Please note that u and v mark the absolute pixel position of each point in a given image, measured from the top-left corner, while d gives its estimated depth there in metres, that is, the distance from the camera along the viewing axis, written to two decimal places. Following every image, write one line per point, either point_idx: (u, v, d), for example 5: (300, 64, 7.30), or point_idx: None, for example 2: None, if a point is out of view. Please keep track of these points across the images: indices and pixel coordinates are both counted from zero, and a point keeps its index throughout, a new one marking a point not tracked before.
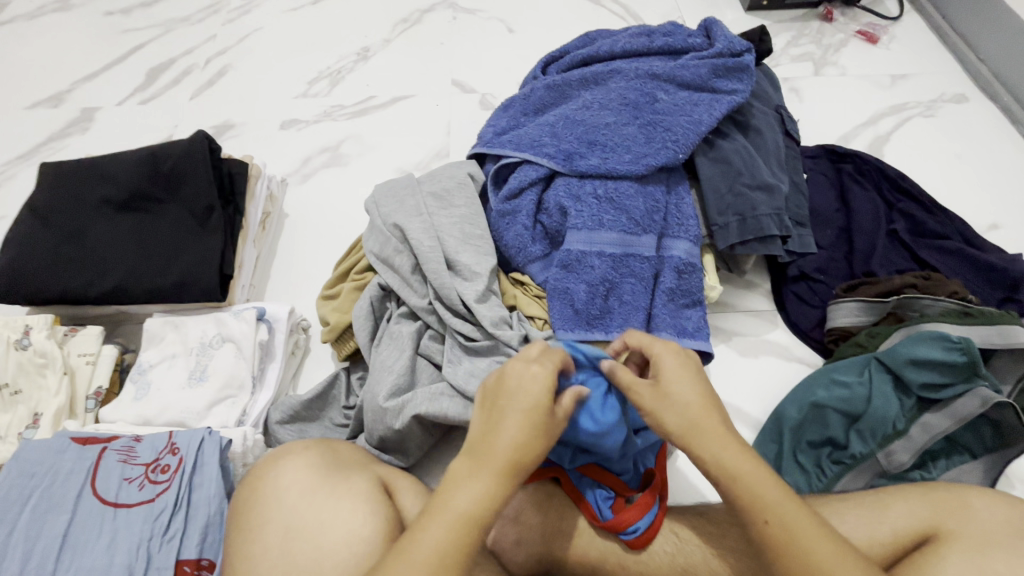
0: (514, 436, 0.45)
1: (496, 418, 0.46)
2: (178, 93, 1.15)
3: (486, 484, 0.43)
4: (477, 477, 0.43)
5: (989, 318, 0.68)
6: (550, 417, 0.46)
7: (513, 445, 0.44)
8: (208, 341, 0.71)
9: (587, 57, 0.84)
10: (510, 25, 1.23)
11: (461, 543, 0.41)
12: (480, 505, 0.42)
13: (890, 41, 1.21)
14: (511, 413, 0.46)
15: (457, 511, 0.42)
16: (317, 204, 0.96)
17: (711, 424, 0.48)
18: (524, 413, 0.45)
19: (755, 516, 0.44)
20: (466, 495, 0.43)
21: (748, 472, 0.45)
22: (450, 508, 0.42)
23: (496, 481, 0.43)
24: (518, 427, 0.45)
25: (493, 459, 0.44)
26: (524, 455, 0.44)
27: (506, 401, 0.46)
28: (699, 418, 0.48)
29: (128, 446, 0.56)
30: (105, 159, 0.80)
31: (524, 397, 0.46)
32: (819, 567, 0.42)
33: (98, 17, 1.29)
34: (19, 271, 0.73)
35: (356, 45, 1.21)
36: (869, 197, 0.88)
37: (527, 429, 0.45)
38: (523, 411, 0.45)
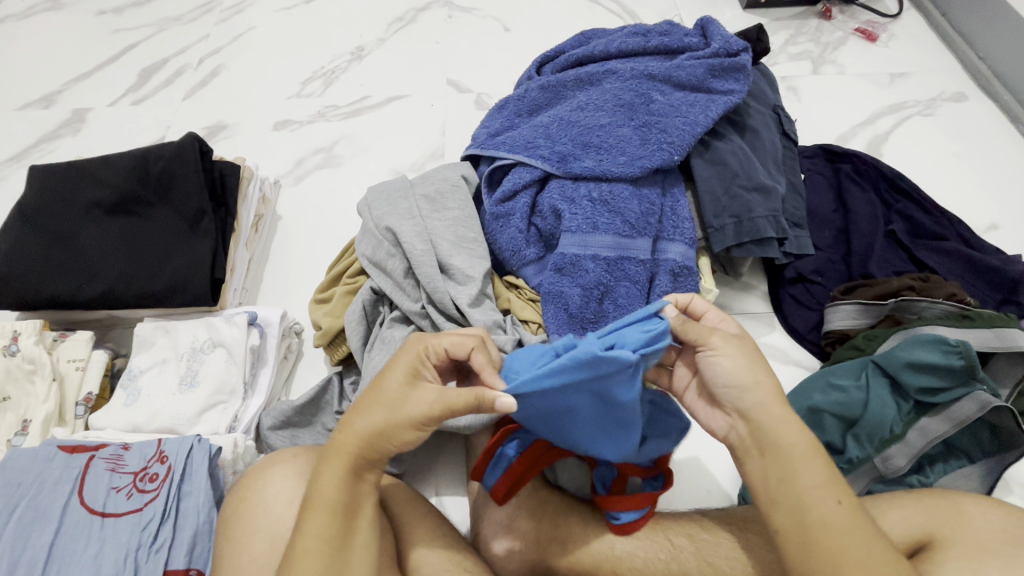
0: (364, 421, 0.46)
1: (360, 405, 0.47)
2: (170, 94, 1.14)
3: (338, 467, 0.45)
4: (332, 464, 0.45)
5: (987, 321, 0.68)
6: (403, 397, 0.45)
7: (362, 429, 0.46)
8: (200, 346, 0.70)
9: (582, 57, 0.83)
10: (506, 24, 1.22)
11: (327, 524, 0.44)
12: (336, 490, 0.45)
13: (889, 39, 1.20)
14: (370, 400, 0.46)
15: (321, 497, 0.45)
16: (311, 206, 0.95)
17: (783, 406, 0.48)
18: (380, 398, 0.46)
19: (829, 496, 0.45)
20: (328, 483, 0.45)
21: (801, 454, 0.46)
22: (319, 495, 0.45)
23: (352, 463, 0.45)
24: (368, 413, 0.46)
25: (348, 445, 0.46)
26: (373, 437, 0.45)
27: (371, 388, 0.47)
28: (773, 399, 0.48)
29: (117, 454, 0.55)
30: (95, 161, 0.79)
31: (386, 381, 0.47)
32: (851, 554, 0.44)
33: (90, 17, 1.28)
34: (7, 275, 0.72)
35: (350, 44, 1.20)
36: (867, 198, 0.88)
37: (377, 413, 0.46)
38: (376, 397, 0.46)
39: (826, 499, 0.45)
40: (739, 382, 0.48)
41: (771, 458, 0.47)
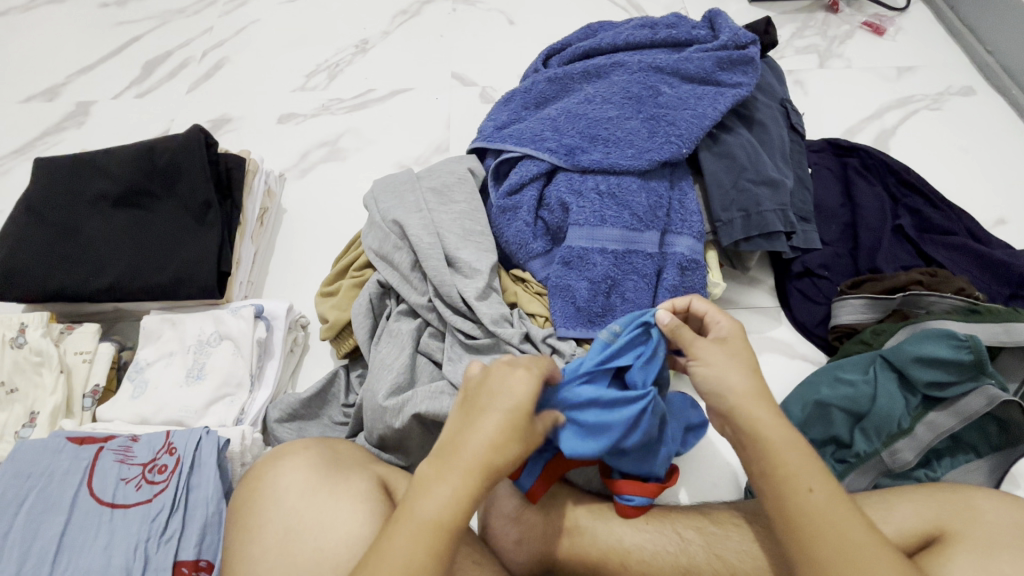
0: (488, 438, 0.44)
1: (474, 421, 0.45)
2: (174, 86, 1.13)
3: (454, 486, 0.43)
4: (446, 483, 0.43)
5: (997, 315, 0.67)
6: (528, 422, 0.45)
7: (486, 448, 0.43)
8: (206, 339, 0.70)
9: (589, 50, 0.82)
10: (510, 17, 1.22)
11: (430, 551, 0.41)
12: (447, 513, 0.42)
13: (897, 32, 1.20)
14: (488, 417, 0.44)
15: (425, 517, 0.42)
16: (316, 200, 0.95)
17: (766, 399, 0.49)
18: (503, 418, 0.44)
19: (799, 483, 0.45)
20: (437, 502, 0.42)
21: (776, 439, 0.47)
22: (422, 516, 0.42)
23: (467, 489, 0.42)
24: (494, 429, 0.44)
25: (464, 463, 0.43)
26: (494, 461, 0.43)
27: (487, 401, 0.45)
28: (754, 392, 0.49)
29: (125, 446, 0.55)
30: (101, 154, 0.79)
31: (509, 399, 0.45)
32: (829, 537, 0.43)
33: (92, 9, 1.28)
34: (14, 268, 0.72)
35: (354, 37, 1.20)
36: (875, 192, 0.87)
37: (500, 431, 0.44)
38: (501, 412, 0.45)
39: (797, 488, 0.45)
40: (714, 384, 0.50)
41: (750, 449, 0.48)
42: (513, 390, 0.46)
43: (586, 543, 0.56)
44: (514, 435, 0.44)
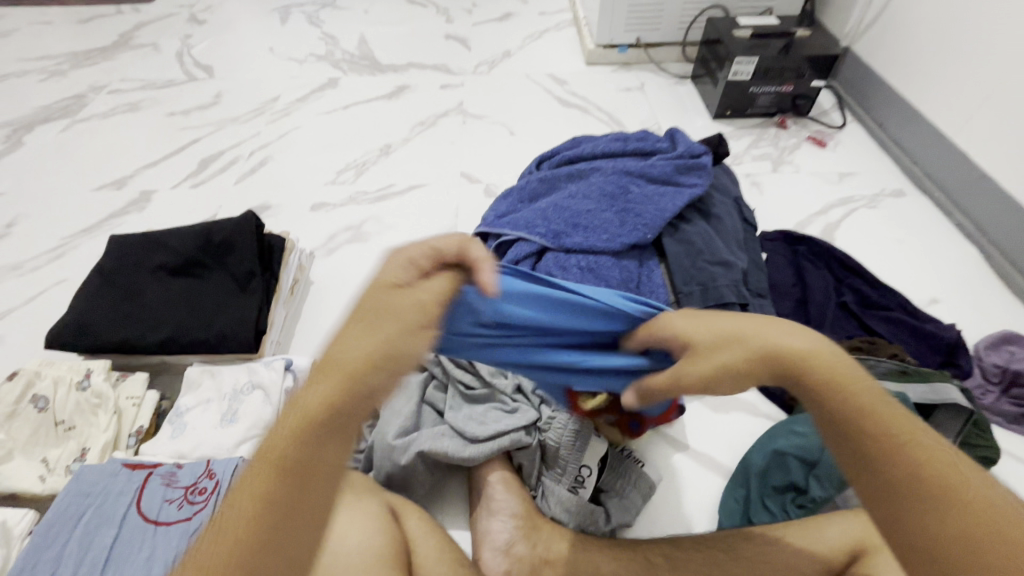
0: (364, 336, 0.43)
1: (345, 331, 0.44)
2: (224, 179, 1.33)
3: (328, 391, 0.41)
4: (317, 392, 0.41)
5: (924, 377, 0.79)
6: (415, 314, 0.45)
7: (364, 346, 0.42)
8: (240, 388, 0.80)
9: (573, 157, 1.01)
10: (511, 128, 1.46)
11: (284, 470, 0.38)
12: (311, 424, 0.40)
13: (836, 145, 1.43)
14: (366, 321, 0.44)
15: (277, 451, 0.39)
16: (340, 274, 1.09)
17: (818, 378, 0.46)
18: (382, 314, 0.44)
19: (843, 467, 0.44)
20: (287, 436, 0.39)
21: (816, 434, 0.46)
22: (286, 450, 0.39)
23: (335, 393, 0.41)
24: (371, 327, 0.43)
25: (338, 367, 0.42)
26: (371, 358, 0.42)
27: (370, 304, 0.45)
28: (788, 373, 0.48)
29: (171, 472, 0.64)
30: (167, 232, 0.95)
31: (379, 289, 0.46)
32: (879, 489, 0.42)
33: (162, 117, 1.53)
34: (82, 323, 0.84)
35: (379, 142, 1.43)
36: (821, 274, 1.02)
37: (377, 329, 0.43)
38: (385, 310, 0.44)
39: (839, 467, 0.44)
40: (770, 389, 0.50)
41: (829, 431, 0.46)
42: (402, 274, 0.47)
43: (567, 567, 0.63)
44: (394, 328, 0.43)
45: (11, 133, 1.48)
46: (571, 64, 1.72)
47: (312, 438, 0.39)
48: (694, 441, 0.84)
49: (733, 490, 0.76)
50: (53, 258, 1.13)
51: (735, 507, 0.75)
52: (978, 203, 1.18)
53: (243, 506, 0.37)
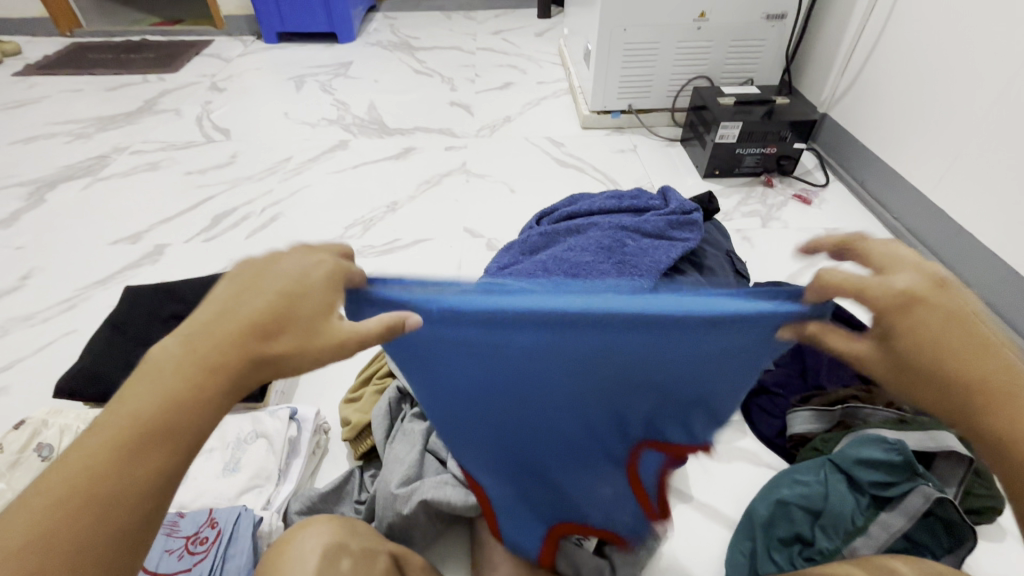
0: (248, 310, 0.39)
1: (227, 303, 0.39)
2: (236, 234, 1.39)
3: (180, 367, 0.37)
4: (172, 366, 0.37)
5: (922, 424, 0.79)
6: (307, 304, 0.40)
7: (250, 313, 0.39)
8: (244, 437, 0.81)
9: (571, 213, 1.07)
10: (512, 187, 1.53)
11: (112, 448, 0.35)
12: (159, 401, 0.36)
13: (821, 203, 1.50)
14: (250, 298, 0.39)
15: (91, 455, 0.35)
16: None
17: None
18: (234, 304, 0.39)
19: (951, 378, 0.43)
20: (91, 446, 0.35)
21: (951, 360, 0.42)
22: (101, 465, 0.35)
23: (190, 370, 0.37)
24: (252, 305, 0.39)
25: (200, 343, 0.38)
26: (240, 342, 0.38)
27: (263, 277, 0.40)
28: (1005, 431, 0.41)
29: (173, 522, 0.64)
30: (180, 284, 0.98)
31: (247, 275, 0.41)
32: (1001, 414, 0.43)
33: (180, 176, 1.61)
34: (92, 372, 0.86)
35: (386, 200, 1.49)
36: None
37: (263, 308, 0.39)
38: (275, 290, 0.39)
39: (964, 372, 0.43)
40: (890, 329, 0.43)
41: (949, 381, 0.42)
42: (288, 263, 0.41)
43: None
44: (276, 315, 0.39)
45: (33, 191, 1.55)
46: (568, 128, 1.83)
47: (116, 442, 0.35)
48: (696, 491, 0.83)
49: (740, 542, 0.75)
50: (65, 309, 1.16)
51: (742, 561, 0.73)
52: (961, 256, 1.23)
53: (23, 520, 0.33)
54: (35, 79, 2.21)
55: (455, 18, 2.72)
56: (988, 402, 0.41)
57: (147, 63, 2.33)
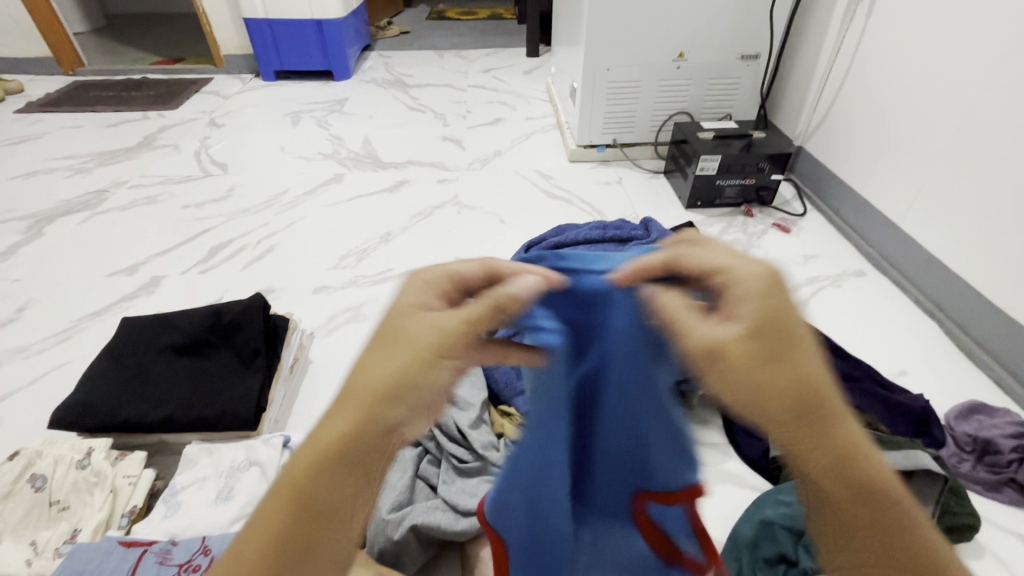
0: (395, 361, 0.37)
1: (378, 342, 0.39)
2: (231, 265, 1.41)
3: (342, 418, 0.36)
4: (338, 412, 0.37)
5: (896, 445, 0.83)
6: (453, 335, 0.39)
7: (390, 368, 0.37)
8: (237, 465, 0.82)
9: (558, 243, 1.11)
10: (503, 218, 1.58)
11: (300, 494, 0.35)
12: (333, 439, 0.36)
13: (800, 231, 1.57)
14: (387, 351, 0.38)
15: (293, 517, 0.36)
16: (339, 354, 1.14)
17: (848, 454, 0.40)
18: (380, 368, 0.38)
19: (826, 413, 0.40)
20: (301, 475, 0.35)
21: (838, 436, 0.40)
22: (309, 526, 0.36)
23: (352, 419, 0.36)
24: (401, 353, 0.38)
25: (359, 394, 0.37)
26: (392, 387, 0.37)
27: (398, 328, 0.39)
28: (841, 457, 0.40)
29: (166, 549, 0.64)
30: (177, 314, 1.00)
31: (383, 331, 0.39)
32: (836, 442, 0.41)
33: (177, 210, 1.65)
34: (87, 402, 0.87)
35: (380, 231, 1.54)
36: None
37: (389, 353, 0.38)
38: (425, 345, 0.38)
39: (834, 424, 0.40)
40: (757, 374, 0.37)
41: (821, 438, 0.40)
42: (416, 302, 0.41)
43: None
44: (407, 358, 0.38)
45: (32, 225, 1.58)
46: (556, 161, 1.90)
47: (311, 505, 0.35)
48: None
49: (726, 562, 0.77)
50: (60, 340, 1.17)
51: None
52: (932, 280, 1.28)
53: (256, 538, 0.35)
54: (36, 116, 2.26)
55: (447, 57, 2.84)
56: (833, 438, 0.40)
57: (147, 101, 2.40)
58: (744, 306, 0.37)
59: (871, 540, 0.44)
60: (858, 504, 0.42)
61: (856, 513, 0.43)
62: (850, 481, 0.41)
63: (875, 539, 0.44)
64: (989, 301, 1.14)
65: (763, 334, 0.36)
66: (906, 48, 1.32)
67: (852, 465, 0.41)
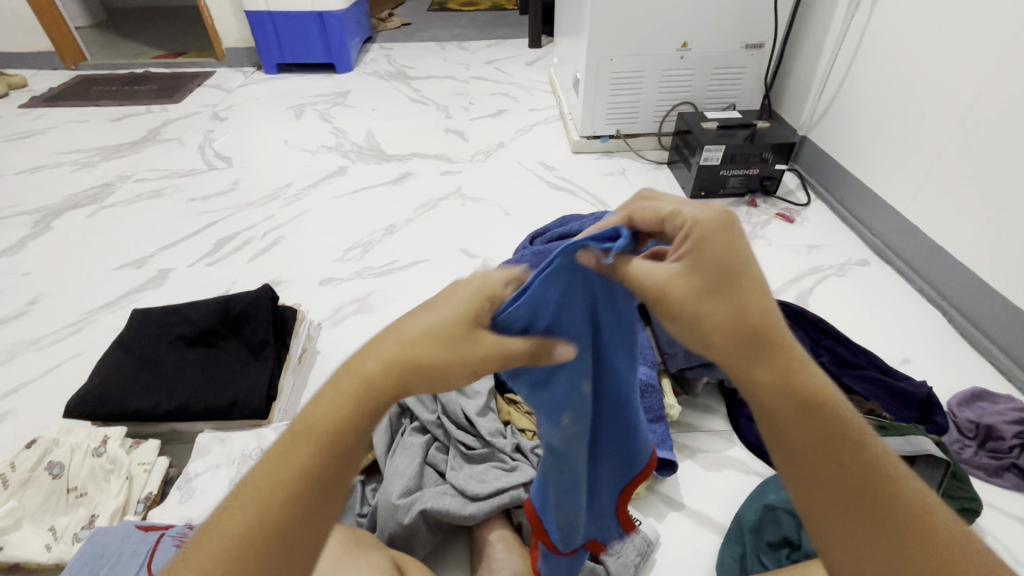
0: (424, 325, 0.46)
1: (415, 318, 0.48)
2: (238, 258, 1.42)
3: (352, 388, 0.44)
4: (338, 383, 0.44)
5: (899, 430, 0.84)
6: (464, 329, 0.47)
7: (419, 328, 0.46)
8: (249, 453, 0.83)
9: (563, 233, 1.12)
10: (507, 209, 1.59)
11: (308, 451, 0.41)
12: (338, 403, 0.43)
13: (804, 221, 1.57)
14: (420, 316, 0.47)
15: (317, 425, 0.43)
16: (346, 344, 1.15)
17: (812, 398, 0.42)
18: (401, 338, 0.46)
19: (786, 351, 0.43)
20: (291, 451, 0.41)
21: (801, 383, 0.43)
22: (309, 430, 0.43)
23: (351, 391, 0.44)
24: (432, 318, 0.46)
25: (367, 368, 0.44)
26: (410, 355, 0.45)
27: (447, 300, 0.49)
28: (801, 397, 0.42)
29: (183, 533, 0.65)
30: (187, 306, 1.02)
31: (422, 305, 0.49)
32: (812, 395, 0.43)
33: (183, 203, 1.66)
34: (100, 392, 0.88)
35: (384, 223, 1.54)
36: (798, 337, 1.09)
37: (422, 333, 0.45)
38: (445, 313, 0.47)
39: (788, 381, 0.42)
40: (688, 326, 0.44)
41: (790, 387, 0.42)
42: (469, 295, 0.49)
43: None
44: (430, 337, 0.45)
45: (40, 219, 1.59)
46: (559, 153, 1.90)
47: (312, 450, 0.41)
48: (687, 498, 0.86)
49: (730, 547, 0.77)
50: (71, 332, 1.19)
51: (730, 565, 0.75)
52: (936, 269, 1.28)
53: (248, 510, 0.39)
54: (41, 111, 2.27)
55: (449, 49, 2.83)
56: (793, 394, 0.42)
57: (150, 95, 2.40)
58: (691, 250, 0.44)
59: (860, 517, 0.41)
60: (835, 460, 0.42)
61: (831, 474, 0.41)
62: (819, 431, 0.42)
63: (860, 514, 0.41)
64: (992, 289, 1.14)
65: (704, 270, 0.43)
66: (912, 36, 1.31)
67: (813, 410, 0.42)
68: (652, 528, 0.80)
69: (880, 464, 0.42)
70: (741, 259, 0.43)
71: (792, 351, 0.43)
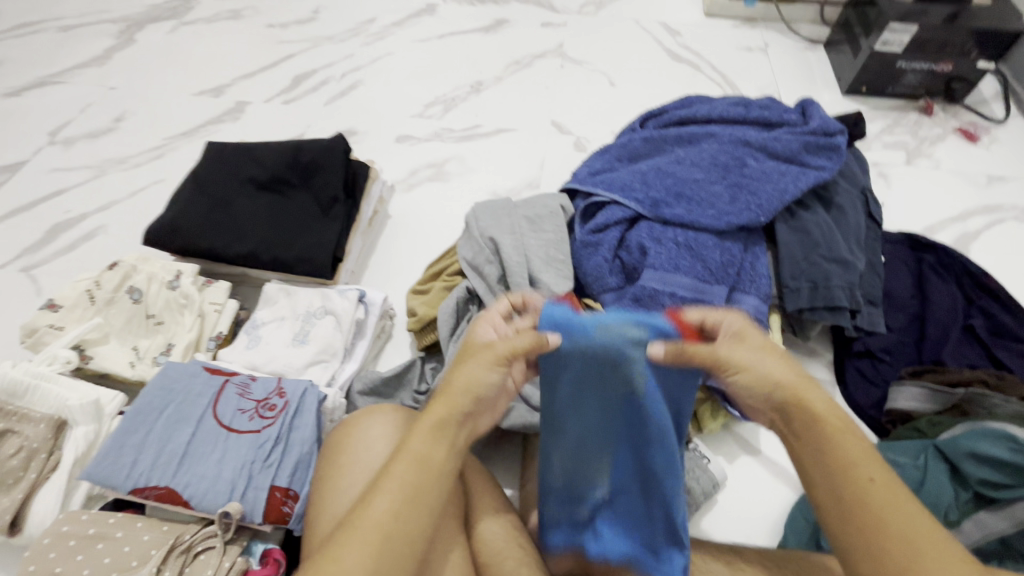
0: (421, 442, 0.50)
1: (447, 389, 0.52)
2: (315, 98, 1.32)
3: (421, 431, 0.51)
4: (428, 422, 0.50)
5: None
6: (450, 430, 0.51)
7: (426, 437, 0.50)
8: (313, 311, 0.81)
9: (684, 118, 0.91)
10: (612, 79, 1.36)
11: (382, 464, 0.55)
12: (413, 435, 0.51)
13: (991, 141, 1.22)
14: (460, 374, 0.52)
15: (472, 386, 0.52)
16: (418, 213, 1.08)
17: (820, 394, 0.49)
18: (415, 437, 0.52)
19: (859, 473, 0.45)
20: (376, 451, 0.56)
21: (875, 474, 0.45)
22: (453, 394, 0.51)
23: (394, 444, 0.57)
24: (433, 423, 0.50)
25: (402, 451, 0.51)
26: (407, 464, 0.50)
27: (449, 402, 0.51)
28: (805, 393, 0.48)
29: (245, 383, 0.65)
30: (258, 147, 0.95)
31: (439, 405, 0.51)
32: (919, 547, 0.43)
33: (261, 28, 1.52)
34: (174, 225, 0.86)
35: (471, 79, 1.36)
36: (949, 290, 0.88)
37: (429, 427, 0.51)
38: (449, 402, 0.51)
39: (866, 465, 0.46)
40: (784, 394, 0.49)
41: (833, 464, 0.46)
42: (477, 345, 0.53)
43: (599, 566, 0.60)
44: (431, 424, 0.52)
45: (124, 30, 1.52)
46: (686, 13, 1.55)
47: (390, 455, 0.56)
48: (767, 446, 0.77)
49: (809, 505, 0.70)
50: (154, 157, 1.18)
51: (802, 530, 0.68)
52: None
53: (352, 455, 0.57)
54: None
55: None
56: (845, 479, 0.46)
57: None
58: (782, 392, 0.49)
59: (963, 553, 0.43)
60: (807, 439, 0.48)
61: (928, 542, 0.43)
62: (794, 410, 0.48)
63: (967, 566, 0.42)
64: None
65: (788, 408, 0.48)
66: None
67: (801, 395, 0.48)
68: (720, 468, 0.74)
69: (893, 494, 0.45)
70: (826, 419, 0.47)
71: (858, 444, 0.47)
